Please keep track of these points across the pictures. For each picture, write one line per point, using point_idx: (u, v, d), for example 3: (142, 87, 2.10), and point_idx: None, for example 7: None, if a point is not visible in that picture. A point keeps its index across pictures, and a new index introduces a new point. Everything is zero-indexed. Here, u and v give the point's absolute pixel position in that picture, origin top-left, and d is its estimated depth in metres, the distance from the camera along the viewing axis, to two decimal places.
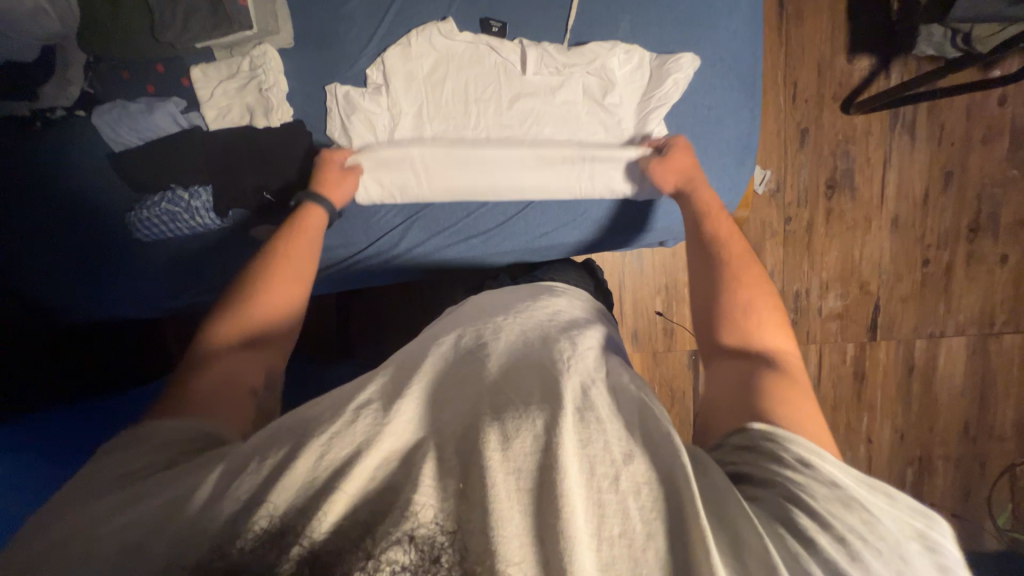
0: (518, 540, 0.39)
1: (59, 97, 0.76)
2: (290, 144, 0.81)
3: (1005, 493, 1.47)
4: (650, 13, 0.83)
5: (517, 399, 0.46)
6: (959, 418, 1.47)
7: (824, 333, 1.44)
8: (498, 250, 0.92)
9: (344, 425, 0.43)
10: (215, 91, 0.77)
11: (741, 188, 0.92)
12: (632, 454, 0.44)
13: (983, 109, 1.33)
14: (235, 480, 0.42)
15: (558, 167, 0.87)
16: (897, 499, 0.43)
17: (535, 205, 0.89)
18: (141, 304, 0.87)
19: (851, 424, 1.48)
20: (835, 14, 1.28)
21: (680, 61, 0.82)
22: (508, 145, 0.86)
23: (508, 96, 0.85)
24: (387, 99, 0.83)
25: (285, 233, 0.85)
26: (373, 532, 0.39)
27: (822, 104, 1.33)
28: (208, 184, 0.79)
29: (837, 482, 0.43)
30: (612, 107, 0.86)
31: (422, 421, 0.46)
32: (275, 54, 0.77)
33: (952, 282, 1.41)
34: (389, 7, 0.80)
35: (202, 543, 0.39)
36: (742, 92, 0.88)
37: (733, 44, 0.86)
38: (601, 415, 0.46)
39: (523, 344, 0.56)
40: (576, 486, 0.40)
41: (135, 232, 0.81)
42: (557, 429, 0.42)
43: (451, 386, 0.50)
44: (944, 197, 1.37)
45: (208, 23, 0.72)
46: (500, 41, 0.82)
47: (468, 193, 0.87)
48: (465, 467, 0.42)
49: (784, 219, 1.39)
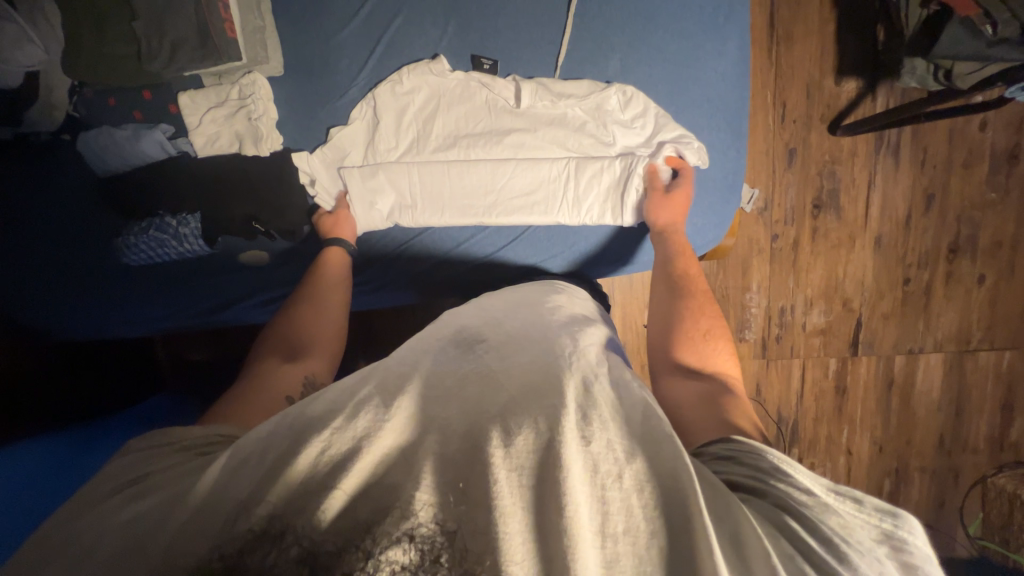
0: (520, 536, 0.39)
1: (43, 123, 0.75)
2: (277, 173, 0.81)
3: (978, 502, 1.52)
4: (639, 51, 0.84)
5: (518, 399, 0.48)
6: (935, 432, 1.51)
7: (807, 349, 1.48)
8: (500, 262, 0.92)
9: (345, 421, 0.44)
10: (204, 119, 0.76)
11: (727, 223, 0.94)
12: (634, 454, 0.45)
13: (964, 134, 1.37)
14: (240, 477, 0.43)
15: (548, 199, 0.88)
16: (863, 498, 0.44)
17: (529, 227, 0.90)
18: (128, 322, 0.86)
19: (831, 436, 1.52)
20: (823, 38, 1.30)
21: (678, 132, 0.86)
22: (501, 177, 0.86)
23: (503, 127, 0.86)
24: (376, 136, 0.84)
25: (275, 255, 0.87)
26: (373, 530, 0.39)
27: (809, 126, 1.35)
28: (197, 211, 0.79)
29: (808, 487, 0.45)
30: (606, 137, 0.87)
31: (424, 417, 0.47)
32: (264, 82, 0.76)
33: (932, 301, 1.45)
34: (379, 39, 0.80)
35: (200, 544, 0.39)
36: (727, 132, 0.90)
37: (721, 80, 0.87)
38: (603, 412, 0.48)
39: (521, 342, 0.59)
40: (580, 484, 0.41)
41: (123, 257, 0.81)
42: (560, 426, 0.44)
43: (452, 382, 0.52)
44: (925, 218, 1.40)
45: (196, 53, 0.71)
46: (491, 78, 0.82)
47: (461, 219, 0.88)
48: (467, 466, 0.43)
49: (771, 236, 1.42)
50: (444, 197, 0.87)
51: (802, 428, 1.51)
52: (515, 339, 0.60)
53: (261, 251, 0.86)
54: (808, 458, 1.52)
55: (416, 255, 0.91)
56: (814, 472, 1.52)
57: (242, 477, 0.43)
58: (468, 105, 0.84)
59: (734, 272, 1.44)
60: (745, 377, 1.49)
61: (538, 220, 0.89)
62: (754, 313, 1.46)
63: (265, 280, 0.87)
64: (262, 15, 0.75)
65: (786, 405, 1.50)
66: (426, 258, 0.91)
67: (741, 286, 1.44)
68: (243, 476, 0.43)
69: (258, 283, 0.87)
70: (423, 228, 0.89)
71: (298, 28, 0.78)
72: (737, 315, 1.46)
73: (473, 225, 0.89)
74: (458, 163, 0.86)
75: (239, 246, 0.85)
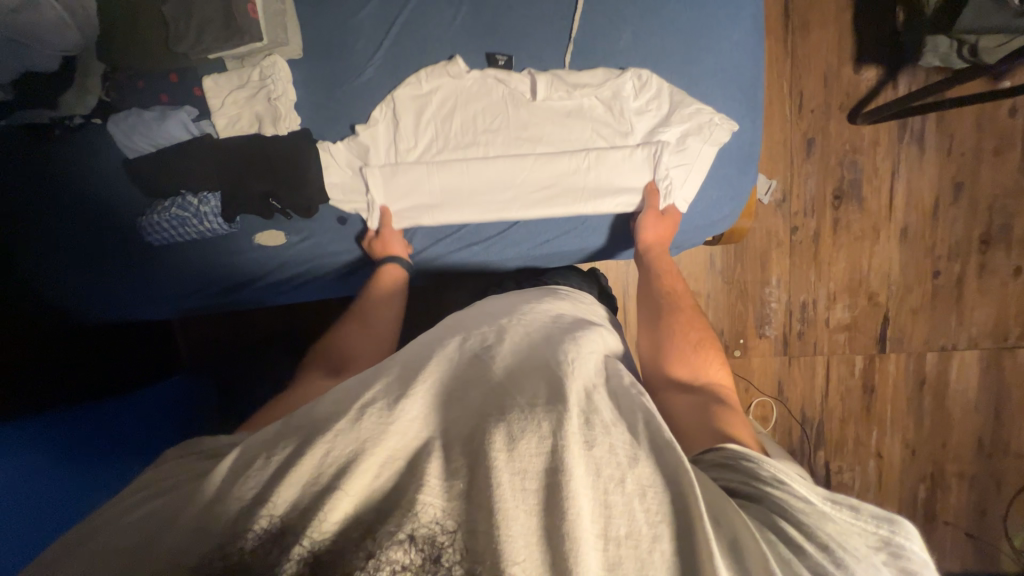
0: (524, 538, 0.39)
1: (78, 105, 0.78)
2: (290, 152, 0.81)
3: (1022, 512, 1.42)
4: (651, 28, 0.84)
5: (523, 399, 0.48)
6: (973, 434, 1.43)
7: (832, 345, 1.43)
8: (514, 249, 0.93)
9: (350, 422, 0.44)
10: (226, 100, 0.79)
11: (743, 197, 0.93)
12: (636, 457, 0.44)
13: (993, 120, 1.32)
14: (241, 480, 0.43)
15: (568, 191, 0.88)
16: (860, 506, 0.43)
17: (547, 222, 0.91)
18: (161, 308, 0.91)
19: (860, 437, 1.45)
20: (841, 25, 1.28)
21: (695, 107, 0.85)
22: (521, 171, 0.87)
23: (521, 121, 0.86)
24: (398, 135, 0.85)
25: (292, 237, 0.88)
26: (375, 531, 0.40)
27: (828, 115, 1.33)
28: (218, 191, 0.81)
29: (806, 496, 0.43)
30: (624, 132, 0.87)
31: (427, 421, 0.47)
32: (283, 64, 0.79)
33: (964, 295, 1.38)
34: (393, 21, 0.81)
35: (205, 539, 0.40)
36: (741, 102, 0.88)
37: (733, 56, 0.87)
38: (604, 417, 0.47)
39: (526, 347, 0.58)
40: (583, 488, 0.41)
41: (146, 237, 0.83)
42: (563, 431, 0.43)
43: (456, 386, 0.51)
44: (954, 209, 1.35)
45: (220, 34, 0.74)
46: (507, 73, 0.83)
47: (481, 216, 0.89)
48: (470, 467, 0.43)
49: (790, 229, 1.38)
50: (463, 195, 0.88)
51: (828, 429, 1.45)
52: (518, 339, 0.59)
53: (279, 231, 0.87)
54: (835, 461, 1.45)
55: (430, 235, 0.92)
56: (842, 476, 1.45)
57: (248, 478, 0.43)
58: (485, 101, 0.85)
59: (752, 265, 1.40)
60: (767, 375, 1.44)
61: (556, 213, 0.90)
62: (774, 308, 1.42)
63: (281, 260, 0.89)
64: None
65: (809, 404, 1.44)
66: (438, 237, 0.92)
67: (760, 279, 1.41)
68: (251, 476, 0.43)
69: (274, 263, 0.89)
70: (442, 224, 0.91)
71: (319, 14, 0.81)
72: (756, 310, 1.42)
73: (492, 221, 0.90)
74: (477, 159, 0.86)
75: (257, 225, 0.86)
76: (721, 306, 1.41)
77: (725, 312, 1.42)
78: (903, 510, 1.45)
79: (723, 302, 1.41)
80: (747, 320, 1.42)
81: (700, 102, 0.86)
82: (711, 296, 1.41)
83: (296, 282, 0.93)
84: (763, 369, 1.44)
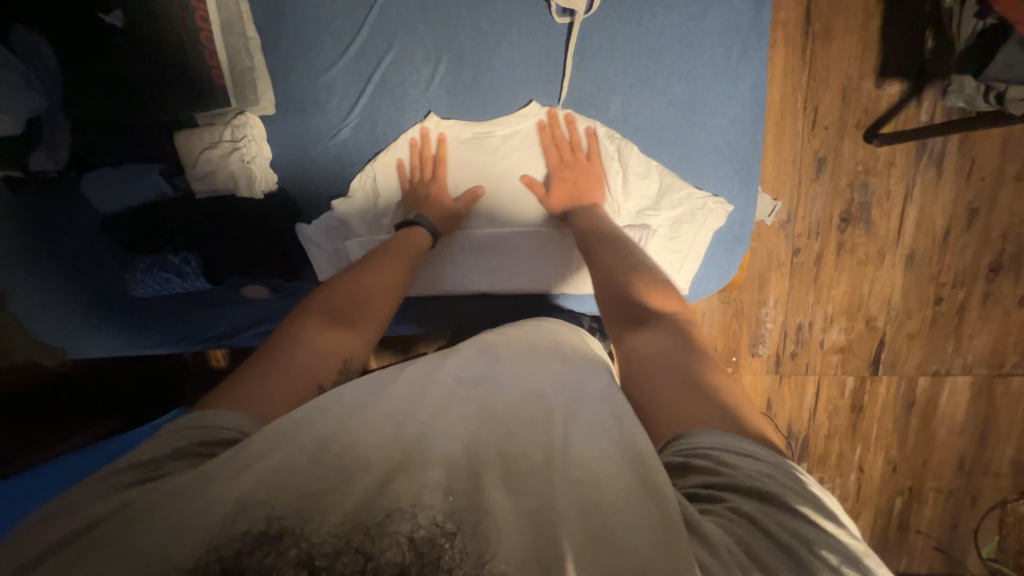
0: (513, 542, 0.44)
1: (48, 162, 0.79)
2: (272, 214, 0.88)
3: (994, 525, 1.47)
4: (643, 92, 0.84)
5: (520, 433, 0.56)
6: (955, 454, 1.46)
7: (824, 366, 1.43)
8: (496, 308, 0.94)
9: (356, 448, 0.53)
10: (199, 159, 0.82)
11: (731, 272, 0.93)
12: (619, 477, 0.50)
13: (1018, 143, 1.24)
14: (247, 482, 0.48)
15: (551, 265, 0.90)
16: (812, 489, 0.49)
17: (532, 289, 0.91)
18: (154, 329, 0.91)
19: (844, 452, 1.49)
20: (865, 34, 1.18)
21: (685, 192, 0.87)
22: (505, 241, 0.90)
23: (505, 190, 0.88)
24: (375, 207, 0.89)
25: (274, 295, 0.92)
26: (372, 535, 0.44)
27: (842, 133, 1.25)
28: (199, 253, 0.88)
29: (761, 488, 0.48)
30: (614, 199, 0.89)
31: (425, 444, 0.54)
32: (256, 121, 0.84)
33: (964, 322, 1.36)
34: (365, 83, 0.85)
35: (199, 542, 0.44)
36: (736, 178, 0.87)
37: (729, 129, 0.85)
38: (585, 443, 0.55)
39: (515, 380, 0.67)
40: (567, 500, 0.48)
41: (132, 290, 0.88)
42: (550, 459, 0.52)
43: (448, 410, 0.60)
44: (965, 235, 1.30)
45: (189, 97, 0.80)
46: (486, 135, 0.87)
47: (465, 280, 0.91)
48: (469, 483, 0.49)
49: (792, 250, 1.34)
50: (450, 259, 0.91)
51: (813, 444, 1.49)
52: (508, 378, 0.67)
53: (263, 287, 0.91)
54: (816, 473, 1.50)
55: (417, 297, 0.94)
56: (822, 487, 1.51)
57: (254, 489, 0.48)
58: (461, 170, 0.88)
59: (750, 285, 1.38)
60: (757, 392, 1.46)
61: (537, 282, 0.90)
62: (769, 328, 1.41)
63: (263, 316, 0.92)
64: (251, 58, 0.83)
65: (797, 420, 1.47)
66: (425, 299, 0.94)
67: (757, 300, 1.39)
68: (253, 495, 0.47)
69: (256, 317, 0.92)
70: (430, 283, 0.91)
71: (290, 67, 0.84)
72: (751, 330, 1.41)
73: (475, 280, 0.91)
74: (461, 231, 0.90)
75: (241, 283, 0.91)
76: (715, 326, 1.41)
77: (719, 332, 1.42)
78: (878, 520, 1.50)
79: (718, 322, 1.41)
80: (740, 340, 1.42)
81: (691, 184, 0.87)
82: (706, 316, 1.41)
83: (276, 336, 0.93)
84: (754, 386, 1.46)
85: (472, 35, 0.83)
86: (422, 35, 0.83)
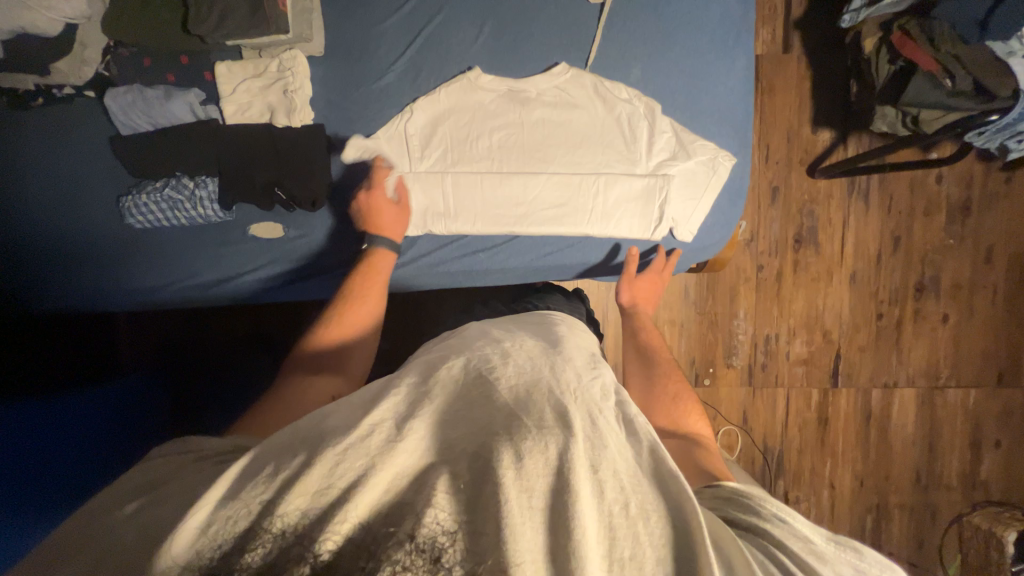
0: (532, 558, 0.37)
1: (71, 76, 0.82)
2: (304, 144, 0.88)
3: (955, 543, 1.53)
4: (647, 86, 0.98)
5: (530, 413, 0.44)
6: (912, 467, 1.55)
7: (791, 378, 1.53)
8: (517, 254, 1.01)
9: (360, 437, 0.40)
10: (238, 88, 0.86)
11: (730, 226, 1.07)
12: (641, 482, 0.43)
13: (923, 185, 1.51)
14: (252, 485, 0.39)
15: (575, 212, 0.99)
16: (867, 553, 0.47)
17: (555, 230, 1.00)
18: (145, 275, 0.92)
19: (815, 469, 1.54)
20: (802, 89, 1.46)
21: (699, 143, 0.99)
22: (533, 187, 0.98)
23: (536, 140, 0.97)
24: (409, 148, 0.94)
25: (292, 231, 0.95)
26: (378, 545, 0.38)
27: (790, 168, 1.48)
28: (215, 176, 0.87)
29: (809, 535, 0.46)
30: (634, 152, 0.99)
31: (436, 440, 0.43)
32: (302, 59, 0.87)
33: (902, 336, 1.53)
34: (411, 40, 0.92)
35: (208, 538, 0.38)
36: (733, 140, 1.02)
37: (727, 97, 1.01)
38: (608, 434, 0.45)
39: (541, 350, 0.55)
40: (589, 506, 0.39)
41: (129, 219, 0.87)
42: (574, 456, 0.40)
43: (459, 397, 0.47)
44: (893, 260, 1.52)
45: (244, 21, 0.79)
46: (522, 89, 0.95)
47: (492, 227, 0.98)
48: (478, 478, 0.40)
49: (756, 267, 1.50)
50: (481, 202, 0.97)
51: (787, 458, 1.53)
52: (528, 349, 0.54)
53: (278, 224, 0.94)
54: (793, 491, 1.53)
55: (444, 237, 0.99)
56: (799, 506, 1.53)
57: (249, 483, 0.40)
58: (499, 115, 0.96)
59: (722, 298, 1.50)
60: (733, 405, 1.52)
61: (560, 226, 1.00)
62: (740, 340, 1.51)
63: (278, 253, 0.95)
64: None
65: (770, 434, 1.53)
66: (449, 241, 0.99)
67: (729, 312, 1.50)
68: (241, 489, 0.40)
69: (269, 256, 0.95)
70: (457, 224, 0.97)
71: (345, 18, 0.90)
72: (725, 341, 1.51)
73: (502, 227, 0.98)
74: (492, 176, 0.96)
75: (254, 216, 0.93)
76: (693, 336, 1.49)
77: (696, 342, 1.50)
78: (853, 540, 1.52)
79: (695, 333, 1.49)
80: (716, 350, 1.50)
81: (701, 138, 1.00)
82: (684, 325, 1.49)
83: (291, 280, 0.98)
84: (730, 399, 1.52)
85: (515, 5, 0.92)
86: (467, 5, 0.91)
